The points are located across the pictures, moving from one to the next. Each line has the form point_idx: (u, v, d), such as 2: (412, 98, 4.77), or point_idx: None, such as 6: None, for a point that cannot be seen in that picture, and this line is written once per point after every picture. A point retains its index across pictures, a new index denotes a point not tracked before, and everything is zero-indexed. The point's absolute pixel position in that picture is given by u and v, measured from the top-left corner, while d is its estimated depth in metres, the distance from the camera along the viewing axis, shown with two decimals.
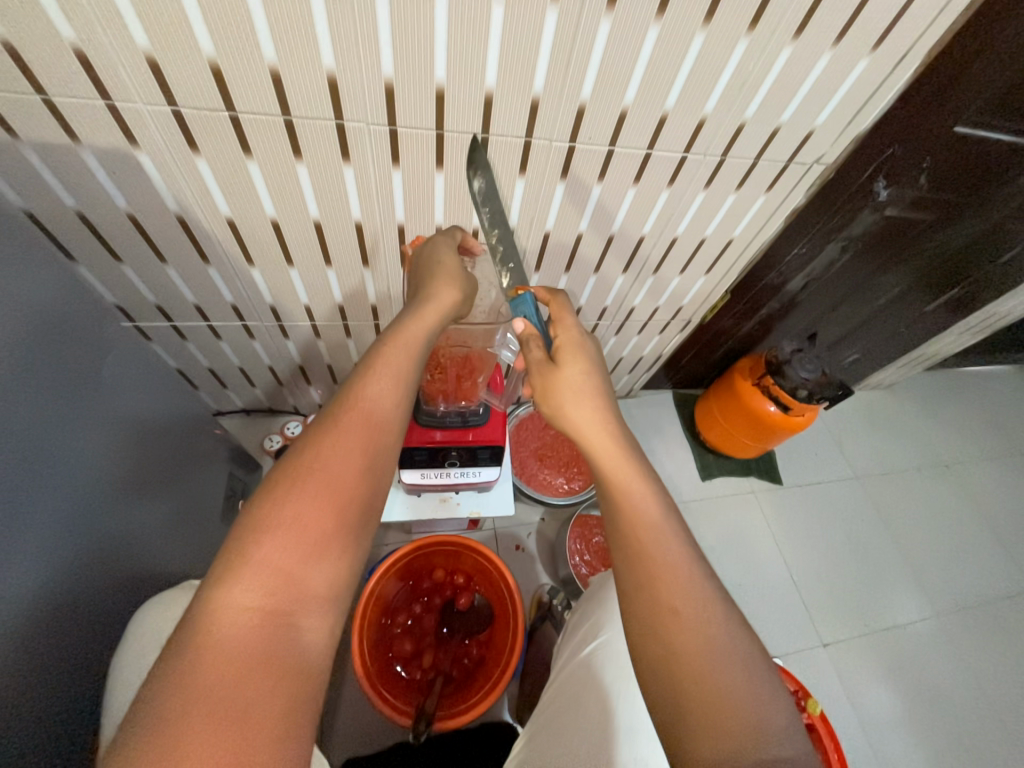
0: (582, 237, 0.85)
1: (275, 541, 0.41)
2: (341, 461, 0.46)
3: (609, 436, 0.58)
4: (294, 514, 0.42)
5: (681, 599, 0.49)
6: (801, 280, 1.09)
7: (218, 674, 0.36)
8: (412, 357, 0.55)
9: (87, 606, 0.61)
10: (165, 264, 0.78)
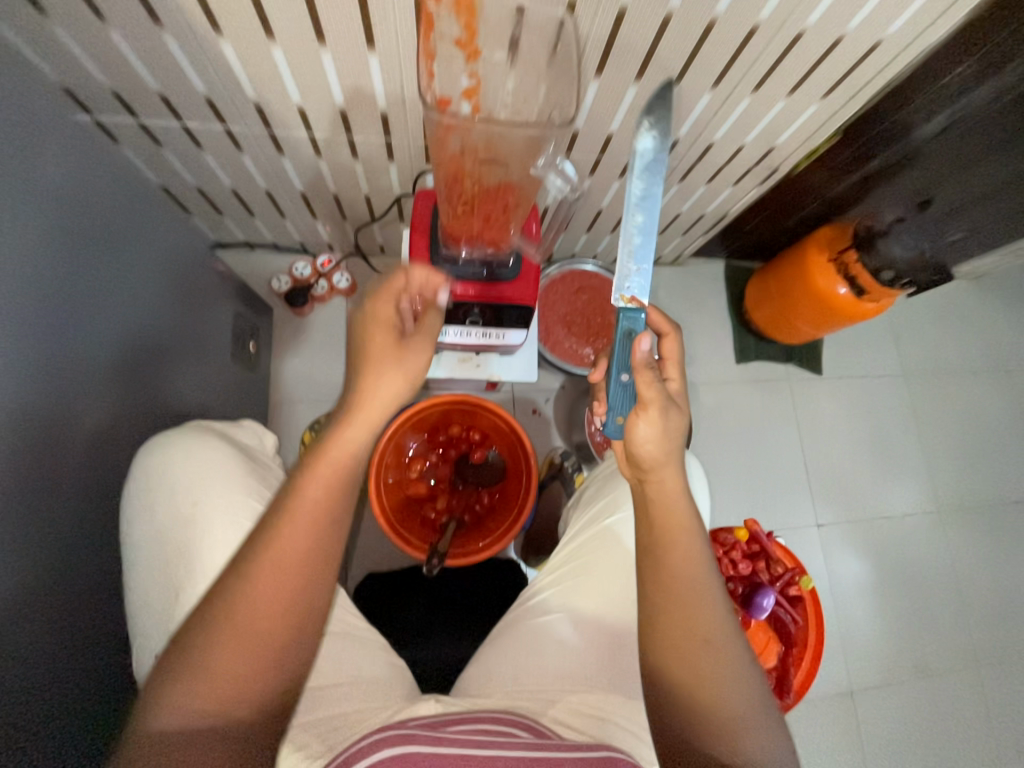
0: (669, 25, 0.61)
1: (266, 594, 0.48)
2: (339, 457, 0.54)
3: (668, 468, 0.61)
4: (257, 615, 0.48)
5: (704, 621, 0.56)
6: (941, 122, 0.83)
7: (217, 689, 0.45)
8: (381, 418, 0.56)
9: (87, 426, 0.59)
10: (105, 24, 0.59)
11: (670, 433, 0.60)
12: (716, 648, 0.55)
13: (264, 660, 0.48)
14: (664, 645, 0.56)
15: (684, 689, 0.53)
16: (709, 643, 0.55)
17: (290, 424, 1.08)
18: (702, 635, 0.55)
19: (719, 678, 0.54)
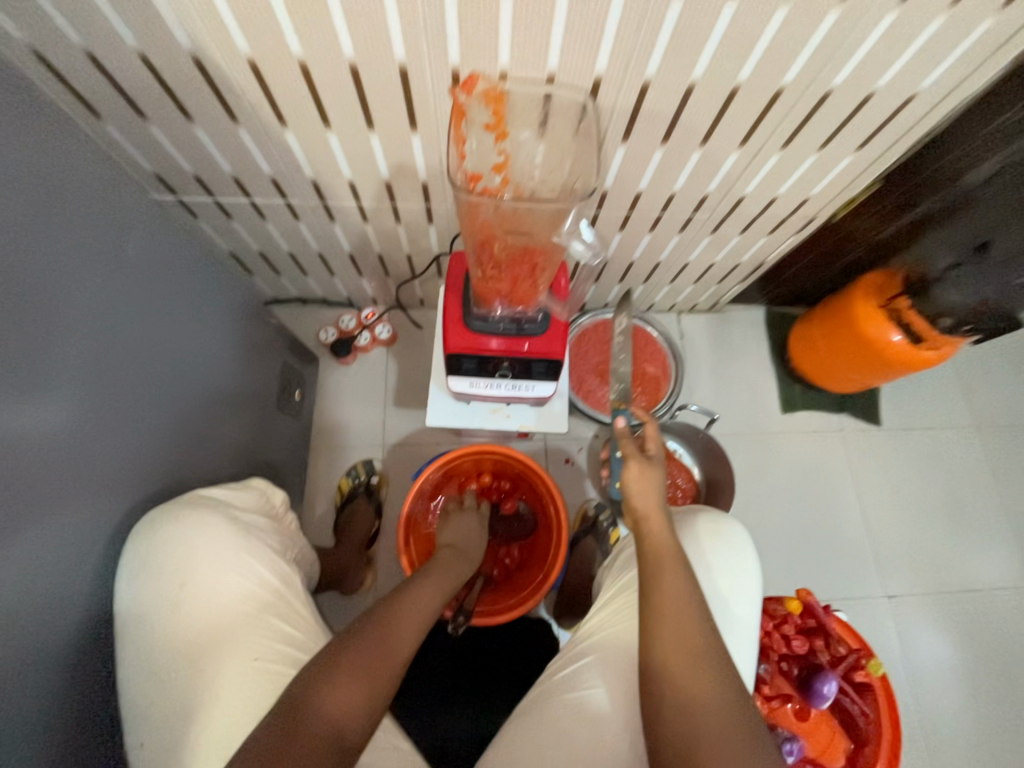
0: (694, 93, 0.63)
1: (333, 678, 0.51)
2: (436, 577, 0.70)
3: (659, 513, 0.62)
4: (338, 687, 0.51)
5: (682, 613, 0.54)
6: (996, 164, 0.78)
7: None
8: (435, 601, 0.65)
9: (152, 475, 0.63)
10: (191, 122, 0.68)
11: (655, 487, 0.64)
12: (691, 627, 0.53)
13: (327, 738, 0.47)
14: (661, 660, 0.52)
15: (679, 698, 0.50)
16: (688, 638, 0.52)
17: (328, 469, 1.11)
18: (673, 613, 0.54)
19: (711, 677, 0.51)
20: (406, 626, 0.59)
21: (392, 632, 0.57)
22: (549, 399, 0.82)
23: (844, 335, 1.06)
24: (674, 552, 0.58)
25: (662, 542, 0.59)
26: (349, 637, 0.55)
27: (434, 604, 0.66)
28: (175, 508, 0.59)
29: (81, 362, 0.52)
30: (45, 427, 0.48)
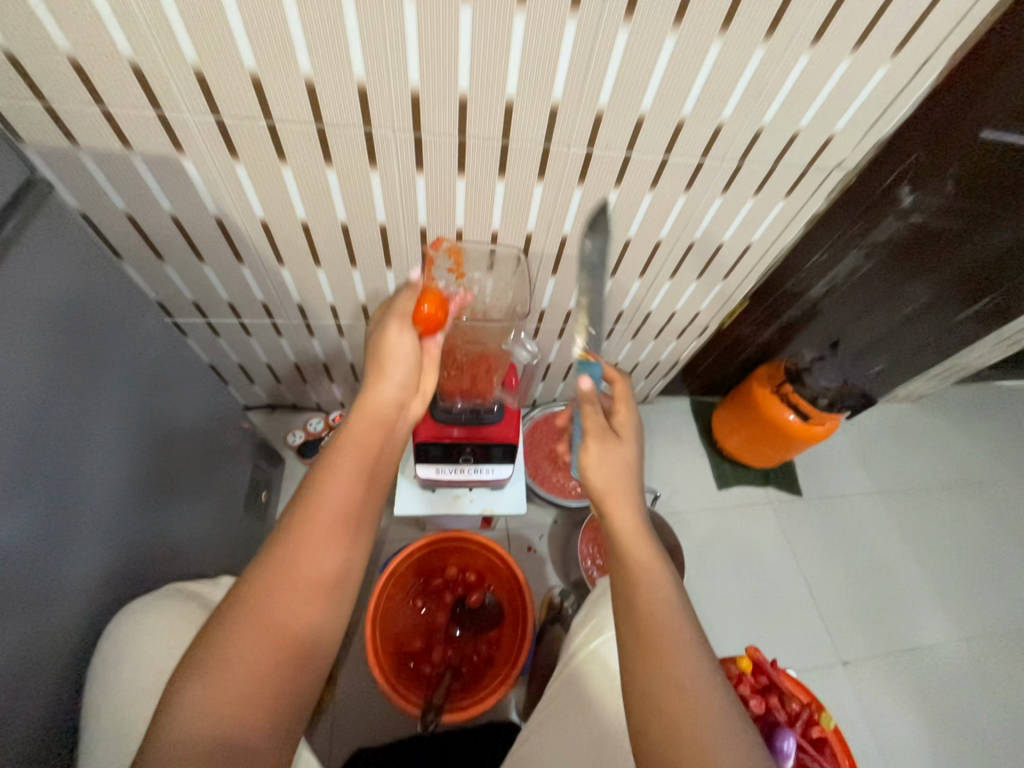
0: (599, 243, 0.86)
1: (246, 630, 0.48)
2: (352, 438, 0.58)
3: (623, 487, 0.60)
4: (244, 640, 0.47)
5: (667, 640, 0.52)
6: (824, 286, 1.07)
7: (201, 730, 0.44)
8: (370, 452, 0.58)
9: (130, 578, 0.64)
10: (202, 262, 0.82)
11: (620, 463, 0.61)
12: (680, 662, 0.51)
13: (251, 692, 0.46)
14: (643, 694, 0.51)
15: (667, 740, 0.48)
16: (675, 674, 0.50)
17: None
18: (658, 643, 0.52)
19: (700, 719, 0.48)
20: (293, 598, 0.50)
21: (296, 564, 0.51)
22: (507, 482, 0.91)
23: (752, 416, 1.25)
24: (652, 573, 0.56)
25: (639, 562, 0.57)
26: (251, 577, 0.50)
27: (355, 474, 0.56)
28: (161, 603, 0.63)
29: (90, 465, 0.58)
30: (47, 527, 0.52)
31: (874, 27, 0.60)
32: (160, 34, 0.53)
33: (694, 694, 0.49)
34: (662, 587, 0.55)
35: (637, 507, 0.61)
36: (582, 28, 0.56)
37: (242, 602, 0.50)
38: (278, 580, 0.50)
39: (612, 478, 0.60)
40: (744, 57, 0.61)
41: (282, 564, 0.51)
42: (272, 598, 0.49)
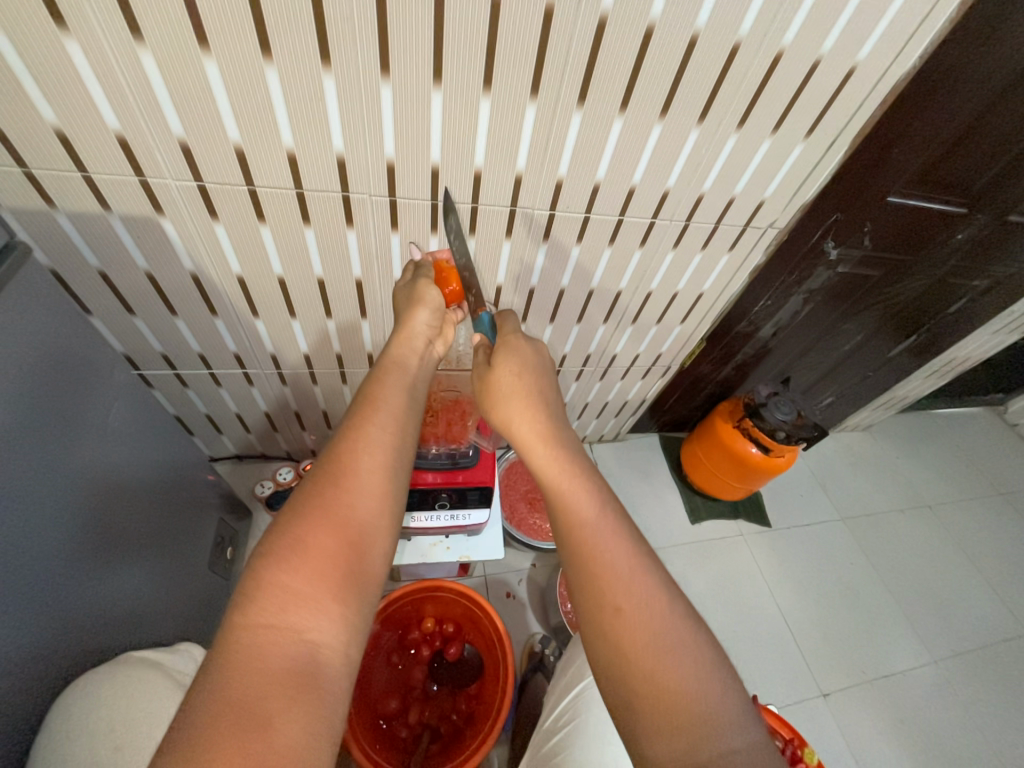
0: (565, 292, 0.92)
1: (281, 587, 0.40)
2: (358, 465, 0.48)
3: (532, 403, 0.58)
4: (284, 587, 0.39)
5: (628, 598, 0.46)
6: (771, 328, 1.16)
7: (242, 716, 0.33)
8: (395, 411, 0.55)
9: (89, 648, 0.60)
10: (174, 316, 0.83)
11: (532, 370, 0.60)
12: (645, 617, 0.45)
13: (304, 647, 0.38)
14: (614, 665, 0.45)
15: (653, 712, 0.42)
16: (640, 632, 0.44)
17: None
18: (618, 602, 0.46)
19: (683, 680, 0.42)
20: (301, 667, 0.37)
21: (334, 513, 0.45)
22: (484, 526, 0.91)
23: (718, 450, 1.31)
24: (599, 524, 0.51)
25: (579, 513, 0.52)
26: (275, 532, 0.43)
27: (385, 430, 0.52)
28: (123, 671, 0.59)
29: (54, 527, 0.55)
30: (15, 596, 0.50)
31: (788, 114, 0.70)
32: (148, 110, 0.57)
33: (673, 652, 0.43)
34: (618, 534, 0.50)
35: (571, 454, 0.56)
36: (541, 112, 0.64)
37: (220, 683, 0.35)
38: (279, 640, 0.37)
39: (535, 433, 0.57)
40: (682, 135, 0.70)
41: (281, 615, 0.38)
42: (273, 668, 0.36)
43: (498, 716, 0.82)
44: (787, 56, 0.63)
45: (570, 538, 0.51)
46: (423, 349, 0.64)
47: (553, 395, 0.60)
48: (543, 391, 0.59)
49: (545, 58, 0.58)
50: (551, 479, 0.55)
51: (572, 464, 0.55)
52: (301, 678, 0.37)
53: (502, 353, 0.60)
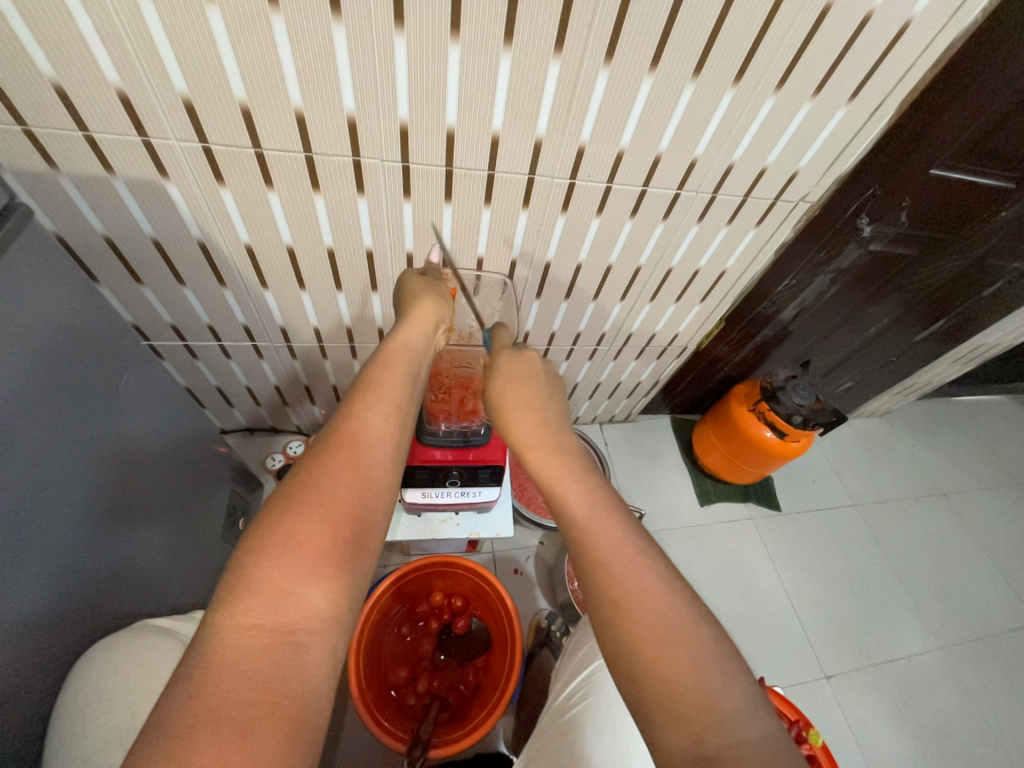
0: (582, 268, 0.89)
1: (267, 582, 0.39)
2: (351, 455, 0.47)
3: (533, 403, 0.61)
4: (271, 581, 0.39)
5: (624, 591, 0.45)
6: (793, 309, 1.12)
7: (219, 708, 0.33)
8: (393, 400, 0.53)
9: (102, 614, 0.61)
10: (182, 286, 0.81)
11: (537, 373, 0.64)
12: (643, 605, 0.44)
13: (282, 643, 0.37)
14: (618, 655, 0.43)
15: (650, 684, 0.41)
16: (642, 623, 0.43)
17: None
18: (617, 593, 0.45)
19: (685, 672, 0.41)
20: (287, 668, 0.36)
21: (323, 505, 0.43)
22: (493, 504, 0.91)
23: (731, 433, 1.29)
24: (598, 522, 0.50)
25: (580, 512, 0.51)
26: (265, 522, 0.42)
27: (379, 419, 0.51)
28: (134, 635, 0.60)
29: (69, 492, 0.56)
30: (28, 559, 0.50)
31: (833, 75, 0.65)
32: (150, 64, 0.54)
33: (675, 642, 0.42)
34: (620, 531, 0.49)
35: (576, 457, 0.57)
36: (565, 69, 0.59)
37: (200, 688, 0.34)
38: (266, 641, 0.37)
39: (532, 437, 0.59)
40: (715, 97, 0.65)
41: (267, 616, 0.38)
42: (261, 667, 0.35)
43: (505, 691, 0.84)
44: (836, 8, 0.57)
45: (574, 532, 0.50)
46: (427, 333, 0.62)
47: (550, 393, 0.63)
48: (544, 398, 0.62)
49: (572, 9, 0.54)
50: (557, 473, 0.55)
51: (572, 466, 0.55)
52: (282, 676, 0.36)
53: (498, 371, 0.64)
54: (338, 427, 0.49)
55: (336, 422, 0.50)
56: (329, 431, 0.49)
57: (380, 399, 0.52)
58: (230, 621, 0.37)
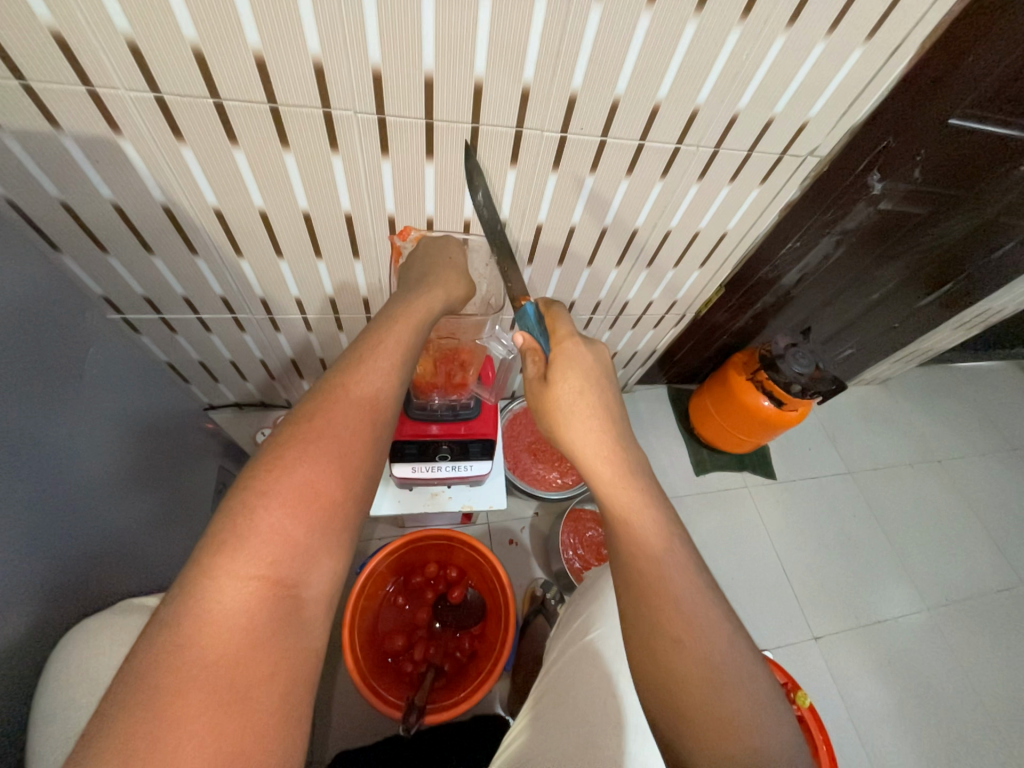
0: (575, 232, 0.84)
1: (268, 533, 0.37)
2: (359, 412, 0.45)
3: (590, 412, 0.57)
4: (270, 536, 0.37)
5: (688, 631, 0.46)
6: (796, 274, 1.08)
7: (212, 665, 0.32)
8: (403, 357, 0.51)
9: (85, 596, 0.60)
10: (151, 254, 0.76)
11: (596, 373, 0.59)
12: (705, 650, 0.45)
13: (281, 598, 0.36)
14: (664, 687, 0.46)
15: (699, 724, 0.43)
16: (702, 666, 0.45)
17: None
18: (678, 632, 0.46)
19: (740, 717, 0.43)
20: (285, 628, 0.36)
21: (327, 464, 0.41)
22: (486, 478, 0.90)
23: (729, 403, 1.27)
24: (667, 557, 0.50)
25: (649, 541, 0.51)
26: (267, 472, 0.39)
27: (389, 376, 0.48)
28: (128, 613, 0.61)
29: (40, 473, 0.53)
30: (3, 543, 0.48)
31: (849, 10, 0.58)
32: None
33: (732, 687, 0.44)
34: (685, 565, 0.50)
35: (640, 478, 0.55)
36: (553, 4, 0.53)
37: (190, 641, 0.33)
38: (265, 595, 0.36)
39: (595, 448, 0.56)
40: (720, 37, 0.59)
41: (265, 568, 0.36)
42: (260, 623, 0.35)
43: (499, 659, 0.85)
44: None
45: (638, 561, 0.50)
46: (445, 293, 0.59)
47: (611, 398, 0.59)
48: (606, 404, 0.58)
49: None
50: (614, 493, 0.54)
51: (637, 487, 0.54)
52: (280, 636, 0.35)
53: (558, 367, 0.58)
54: (347, 378, 0.46)
55: (342, 371, 0.47)
56: (334, 381, 0.46)
57: (388, 355, 0.49)
58: (222, 572, 0.35)
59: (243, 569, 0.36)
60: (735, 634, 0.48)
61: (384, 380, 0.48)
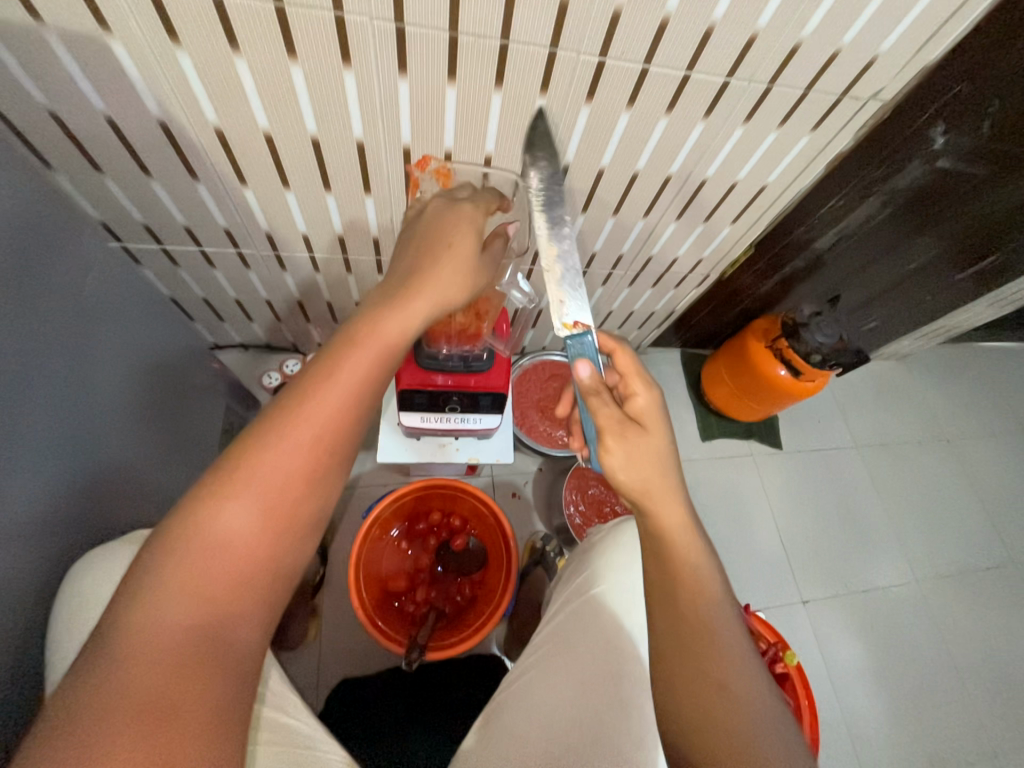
0: (604, 176, 0.78)
1: (201, 562, 0.40)
2: (304, 437, 0.44)
3: (668, 470, 0.54)
4: (203, 567, 0.40)
5: (732, 683, 0.48)
6: (832, 237, 1.02)
7: (140, 677, 0.36)
8: (370, 367, 0.48)
9: (92, 524, 0.60)
10: (149, 177, 0.71)
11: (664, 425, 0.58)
12: (749, 703, 0.47)
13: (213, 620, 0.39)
14: (705, 737, 0.46)
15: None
16: (744, 719, 0.47)
17: None
18: (723, 682, 0.48)
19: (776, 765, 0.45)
20: (213, 648, 0.39)
21: (263, 501, 0.43)
22: (495, 431, 0.89)
23: (743, 370, 1.23)
24: (720, 616, 0.51)
25: (708, 600, 0.51)
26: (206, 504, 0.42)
27: (347, 393, 0.46)
28: (127, 536, 0.60)
29: (41, 399, 0.52)
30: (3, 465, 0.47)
31: None
32: None
33: (772, 738, 0.46)
34: (732, 623, 0.51)
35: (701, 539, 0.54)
36: None
37: (127, 655, 0.37)
38: (193, 619, 0.39)
39: (673, 504, 0.53)
40: None
41: (195, 596, 0.39)
42: (184, 645, 0.38)
43: (500, 604, 0.88)
44: None
45: (696, 619, 0.50)
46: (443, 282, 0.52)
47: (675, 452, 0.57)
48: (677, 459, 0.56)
49: None
50: (679, 553, 0.53)
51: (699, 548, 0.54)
52: (208, 655, 0.38)
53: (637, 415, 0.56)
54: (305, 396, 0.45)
55: (302, 386, 0.46)
56: (296, 398, 0.45)
57: (350, 370, 0.47)
58: (158, 597, 0.39)
59: (175, 598, 0.39)
60: (765, 682, 0.49)
61: (341, 400, 0.46)
